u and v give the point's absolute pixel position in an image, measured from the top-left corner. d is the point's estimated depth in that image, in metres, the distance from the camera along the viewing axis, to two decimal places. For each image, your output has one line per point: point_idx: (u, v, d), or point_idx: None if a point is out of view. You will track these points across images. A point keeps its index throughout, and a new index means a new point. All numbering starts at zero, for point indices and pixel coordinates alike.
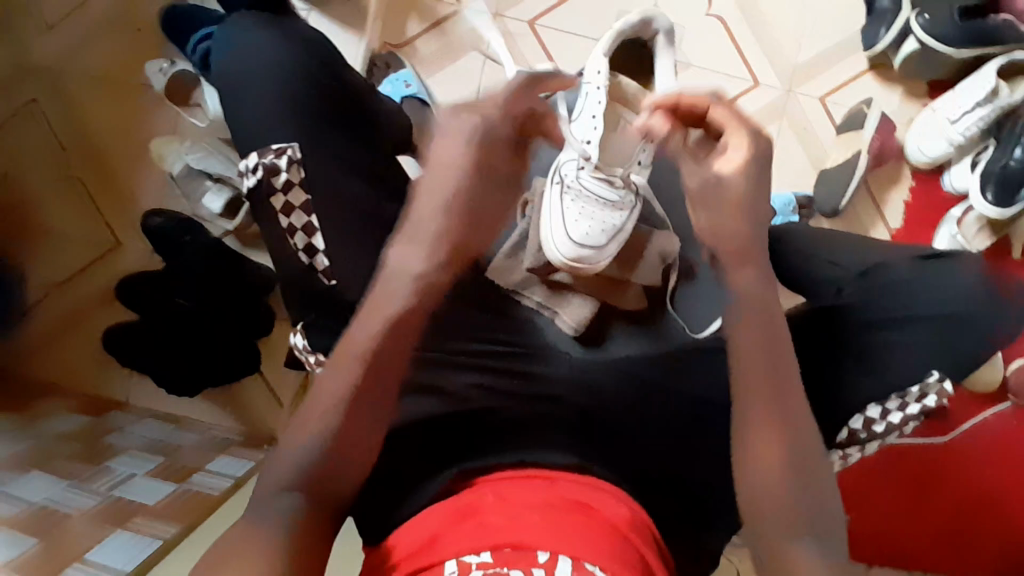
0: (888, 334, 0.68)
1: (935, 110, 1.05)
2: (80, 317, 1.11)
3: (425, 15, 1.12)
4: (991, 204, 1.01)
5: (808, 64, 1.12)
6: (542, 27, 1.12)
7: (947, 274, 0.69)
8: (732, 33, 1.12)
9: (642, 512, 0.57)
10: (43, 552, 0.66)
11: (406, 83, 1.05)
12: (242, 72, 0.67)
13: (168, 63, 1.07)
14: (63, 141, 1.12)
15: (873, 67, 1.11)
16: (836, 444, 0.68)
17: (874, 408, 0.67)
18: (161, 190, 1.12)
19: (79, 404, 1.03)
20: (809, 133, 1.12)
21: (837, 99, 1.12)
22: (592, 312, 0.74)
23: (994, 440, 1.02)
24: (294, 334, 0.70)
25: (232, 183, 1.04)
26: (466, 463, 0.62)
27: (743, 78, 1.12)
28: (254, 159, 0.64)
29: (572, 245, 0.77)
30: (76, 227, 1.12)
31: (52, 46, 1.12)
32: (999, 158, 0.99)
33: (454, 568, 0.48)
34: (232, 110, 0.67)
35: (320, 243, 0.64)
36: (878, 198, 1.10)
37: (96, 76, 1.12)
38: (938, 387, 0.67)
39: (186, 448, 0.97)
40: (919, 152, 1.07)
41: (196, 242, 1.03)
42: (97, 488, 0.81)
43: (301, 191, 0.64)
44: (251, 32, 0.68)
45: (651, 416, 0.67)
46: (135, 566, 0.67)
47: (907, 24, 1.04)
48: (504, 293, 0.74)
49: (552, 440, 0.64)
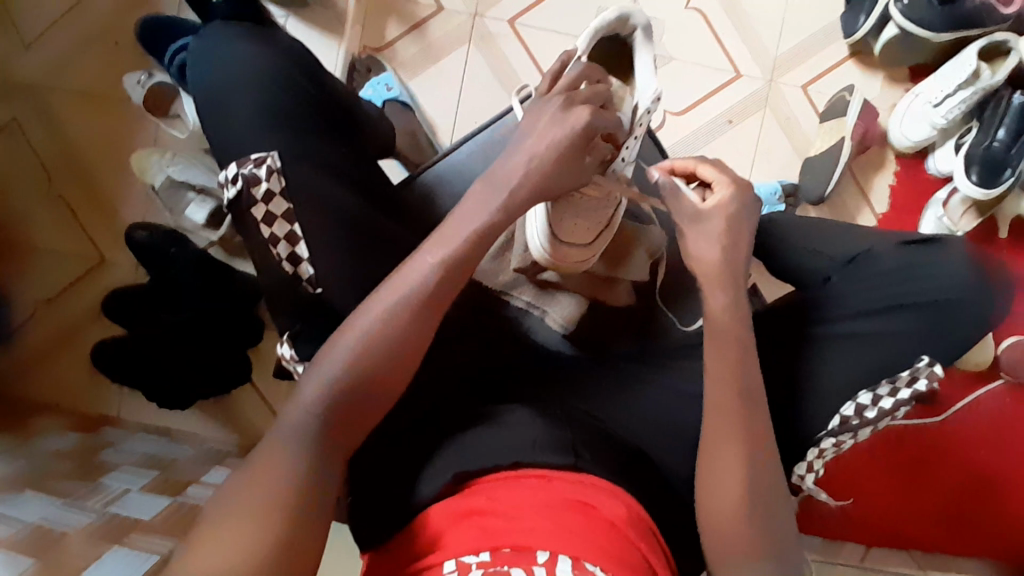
0: (878, 320, 0.68)
1: (916, 95, 1.06)
2: (68, 334, 1.09)
3: (404, 18, 1.12)
4: (976, 185, 1.01)
5: (789, 54, 1.12)
6: (522, 26, 1.11)
7: (936, 258, 0.69)
8: (713, 26, 1.12)
9: (640, 507, 0.56)
10: (39, 574, 0.65)
11: (387, 87, 1.05)
12: (221, 82, 0.66)
13: (145, 75, 1.04)
14: (44, 158, 1.11)
15: (853, 54, 1.12)
16: (828, 431, 0.66)
17: (864, 394, 0.66)
18: (145, 204, 1.11)
19: (72, 422, 1.02)
20: (792, 122, 1.12)
21: (818, 88, 1.12)
22: (580, 310, 0.78)
23: (987, 418, 1.02)
24: (280, 345, 0.65)
25: (216, 194, 1.02)
26: (458, 468, 0.57)
27: (726, 70, 1.12)
28: (233, 169, 0.63)
29: (557, 245, 0.74)
30: (60, 243, 1.11)
31: (28, 62, 1.11)
32: (983, 139, 1.01)
33: (452, 568, 0.48)
34: (211, 120, 0.67)
35: (304, 251, 0.63)
36: (864, 184, 1.11)
37: (76, 90, 1.11)
38: (929, 371, 0.66)
39: (181, 462, 0.96)
40: (902, 136, 1.07)
41: (183, 255, 1.02)
42: (92, 505, 0.80)
43: (283, 200, 0.63)
44: (225, 42, 0.67)
45: (646, 410, 0.67)
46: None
47: (885, 11, 1.04)
48: (494, 294, 0.77)
49: (542, 436, 0.59)
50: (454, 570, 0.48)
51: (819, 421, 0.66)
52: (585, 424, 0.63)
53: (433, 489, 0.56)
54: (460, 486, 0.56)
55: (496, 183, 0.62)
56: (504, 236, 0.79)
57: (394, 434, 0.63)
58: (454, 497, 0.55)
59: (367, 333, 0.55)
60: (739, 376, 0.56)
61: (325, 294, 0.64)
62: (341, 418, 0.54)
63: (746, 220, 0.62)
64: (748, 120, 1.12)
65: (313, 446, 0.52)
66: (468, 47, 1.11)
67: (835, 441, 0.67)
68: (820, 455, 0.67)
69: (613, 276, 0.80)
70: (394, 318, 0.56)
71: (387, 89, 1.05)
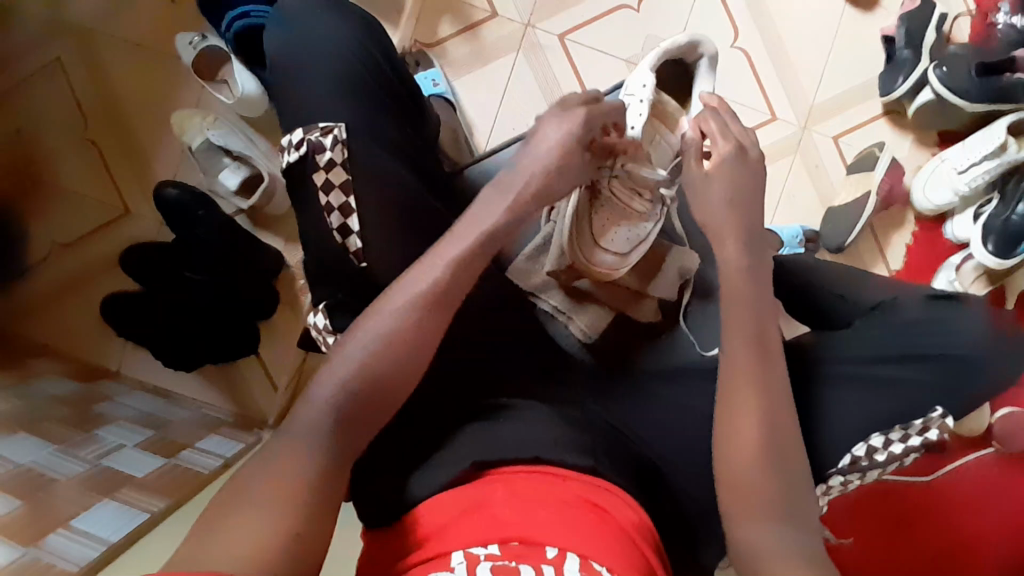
0: (898, 368, 0.69)
1: (943, 160, 1.08)
2: (81, 284, 1.09)
3: (458, 19, 1.14)
4: (992, 254, 1.04)
5: (825, 104, 1.15)
6: (572, 42, 1.14)
7: (977, 317, 0.70)
8: (754, 66, 1.15)
9: (651, 521, 0.57)
10: (27, 515, 0.65)
11: (434, 82, 1.08)
12: (288, 59, 0.69)
13: (200, 36, 1.04)
14: (85, 108, 1.11)
15: (886, 112, 1.15)
16: (837, 469, 0.67)
17: (876, 436, 0.67)
18: (177, 161, 1.11)
19: (72, 369, 1.01)
20: (819, 169, 1.15)
21: (849, 140, 1.15)
22: (607, 322, 0.76)
23: (974, 485, 1.04)
24: (314, 314, 0.66)
25: (251, 162, 1.04)
26: (480, 455, 0.57)
27: (762, 111, 1.15)
28: (299, 134, 0.66)
29: (595, 249, 0.78)
30: (86, 188, 1.11)
31: (79, 8, 1.12)
32: (1001, 213, 1.03)
33: (460, 559, 0.48)
34: (279, 89, 0.69)
35: (355, 224, 0.65)
36: (882, 239, 1.13)
37: (130, 43, 1.11)
38: (940, 422, 0.67)
39: (176, 424, 0.95)
40: (924, 199, 1.10)
41: (210, 218, 1.02)
42: (85, 455, 0.80)
43: (342, 171, 0.65)
44: (298, 18, 0.70)
45: (657, 423, 0.68)
46: (123, 536, 0.67)
47: (924, 75, 1.08)
48: (524, 294, 0.77)
49: (562, 437, 0.60)
50: (462, 561, 0.48)
51: (828, 458, 0.67)
52: (597, 435, 0.63)
53: (451, 473, 0.56)
54: (477, 472, 0.56)
55: (481, 203, 0.64)
56: (541, 238, 0.81)
57: (410, 414, 0.63)
58: (470, 484, 0.55)
59: (351, 379, 0.55)
60: (755, 390, 0.57)
61: (369, 269, 0.65)
62: (382, 382, 0.56)
63: (746, 179, 0.67)
64: (778, 162, 1.14)
65: (324, 428, 0.52)
66: (517, 55, 1.13)
67: (844, 479, 0.68)
68: (826, 491, 0.69)
69: (642, 290, 0.79)
70: (357, 334, 0.57)
71: (433, 84, 1.08)
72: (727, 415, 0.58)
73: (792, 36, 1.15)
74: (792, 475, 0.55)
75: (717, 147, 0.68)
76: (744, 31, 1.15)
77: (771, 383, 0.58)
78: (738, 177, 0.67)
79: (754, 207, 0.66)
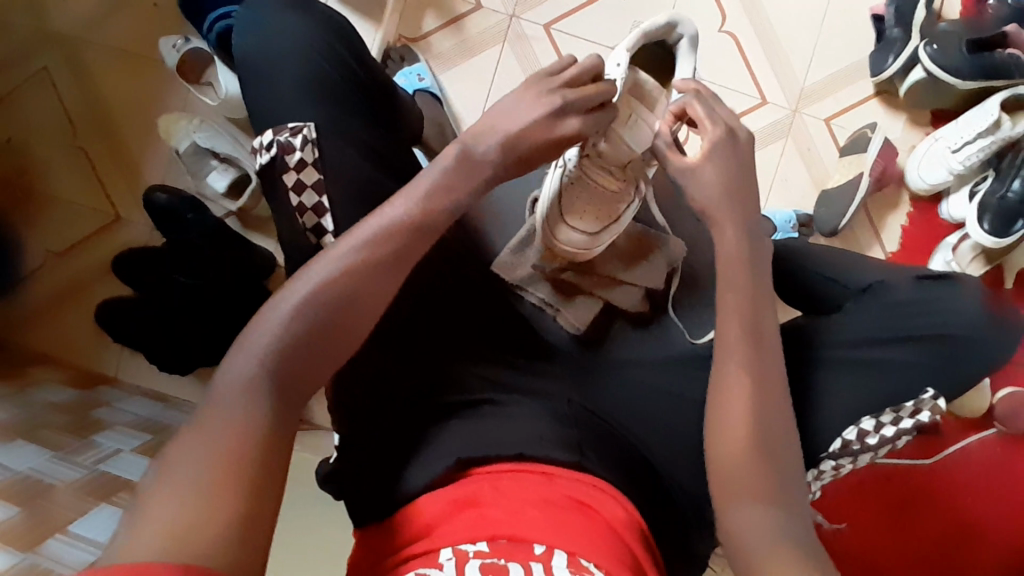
0: (887, 350, 0.68)
1: (936, 139, 1.07)
2: (75, 291, 1.09)
3: (442, 12, 1.13)
4: (988, 234, 1.02)
5: (816, 86, 1.14)
6: (557, 32, 1.13)
7: (968, 297, 0.69)
8: (743, 51, 1.14)
9: (637, 513, 0.57)
10: (25, 522, 0.66)
11: (420, 77, 1.08)
12: (263, 60, 0.68)
13: (182, 39, 1.04)
14: (71, 115, 1.11)
15: (878, 93, 1.13)
16: (829, 453, 0.67)
17: (868, 420, 0.66)
18: (166, 165, 1.11)
19: (69, 377, 1.02)
20: (812, 153, 1.13)
21: (841, 123, 1.14)
22: (595, 313, 0.75)
23: (976, 465, 1.02)
24: None
25: (239, 164, 1.04)
26: (466, 452, 0.57)
27: (752, 95, 1.14)
28: (268, 136, 0.65)
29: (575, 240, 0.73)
30: (77, 196, 1.11)
31: (63, 16, 1.11)
32: (999, 189, 1.02)
33: (449, 556, 0.48)
34: (256, 90, 0.69)
35: (329, 224, 0.65)
36: (877, 221, 1.12)
37: (117, 50, 1.11)
38: (932, 404, 0.67)
39: (174, 426, 0.96)
40: (919, 179, 1.09)
41: (200, 221, 1.02)
42: (83, 461, 0.80)
43: (313, 170, 0.65)
44: (271, 18, 0.70)
45: (647, 413, 0.68)
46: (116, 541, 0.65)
47: (915, 53, 1.07)
48: (509, 288, 0.75)
49: (548, 433, 0.60)
50: (450, 557, 0.48)
51: (821, 442, 0.67)
52: (583, 428, 0.63)
53: (436, 471, 0.56)
54: (463, 470, 0.56)
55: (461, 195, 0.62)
56: (524, 232, 0.78)
57: (398, 412, 0.63)
58: (457, 483, 0.55)
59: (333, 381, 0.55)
60: (744, 375, 0.57)
61: None
62: None
63: (738, 166, 0.66)
64: (769, 147, 1.13)
65: None
66: (502, 47, 1.13)
67: (835, 464, 0.67)
68: (818, 476, 0.68)
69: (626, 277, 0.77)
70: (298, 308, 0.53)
71: (419, 79, 1.07)
72: (714, 404, 0.57)
73: (780, 19, 1.14)
74: (781, 461, 0.55)
75: (706, 131, 0.67)
76: (732, 14, 1.14)
77: (756, 371, 0.58)
78: (728, 173, 0.66)
79: (742, 203, 0.65)
